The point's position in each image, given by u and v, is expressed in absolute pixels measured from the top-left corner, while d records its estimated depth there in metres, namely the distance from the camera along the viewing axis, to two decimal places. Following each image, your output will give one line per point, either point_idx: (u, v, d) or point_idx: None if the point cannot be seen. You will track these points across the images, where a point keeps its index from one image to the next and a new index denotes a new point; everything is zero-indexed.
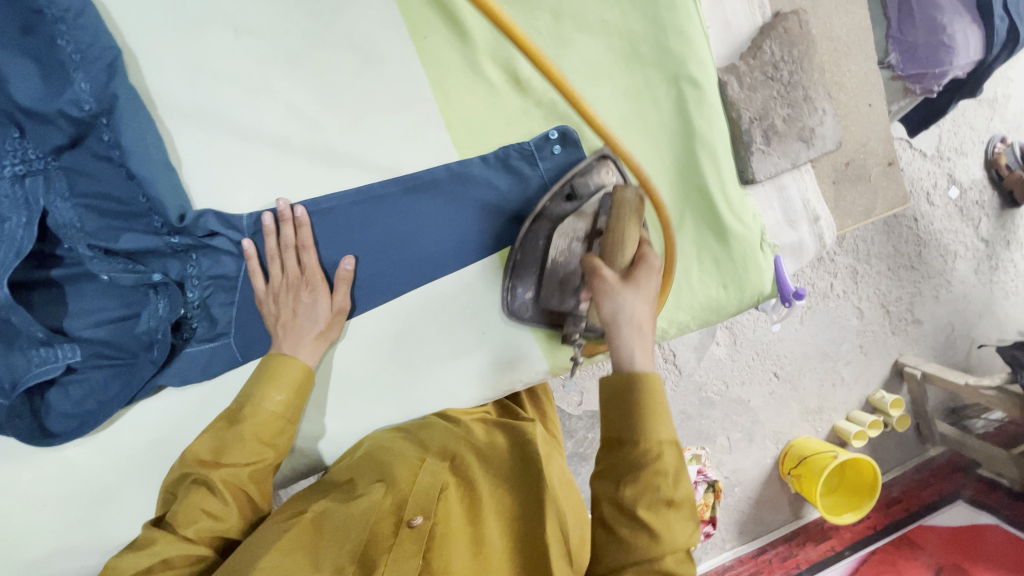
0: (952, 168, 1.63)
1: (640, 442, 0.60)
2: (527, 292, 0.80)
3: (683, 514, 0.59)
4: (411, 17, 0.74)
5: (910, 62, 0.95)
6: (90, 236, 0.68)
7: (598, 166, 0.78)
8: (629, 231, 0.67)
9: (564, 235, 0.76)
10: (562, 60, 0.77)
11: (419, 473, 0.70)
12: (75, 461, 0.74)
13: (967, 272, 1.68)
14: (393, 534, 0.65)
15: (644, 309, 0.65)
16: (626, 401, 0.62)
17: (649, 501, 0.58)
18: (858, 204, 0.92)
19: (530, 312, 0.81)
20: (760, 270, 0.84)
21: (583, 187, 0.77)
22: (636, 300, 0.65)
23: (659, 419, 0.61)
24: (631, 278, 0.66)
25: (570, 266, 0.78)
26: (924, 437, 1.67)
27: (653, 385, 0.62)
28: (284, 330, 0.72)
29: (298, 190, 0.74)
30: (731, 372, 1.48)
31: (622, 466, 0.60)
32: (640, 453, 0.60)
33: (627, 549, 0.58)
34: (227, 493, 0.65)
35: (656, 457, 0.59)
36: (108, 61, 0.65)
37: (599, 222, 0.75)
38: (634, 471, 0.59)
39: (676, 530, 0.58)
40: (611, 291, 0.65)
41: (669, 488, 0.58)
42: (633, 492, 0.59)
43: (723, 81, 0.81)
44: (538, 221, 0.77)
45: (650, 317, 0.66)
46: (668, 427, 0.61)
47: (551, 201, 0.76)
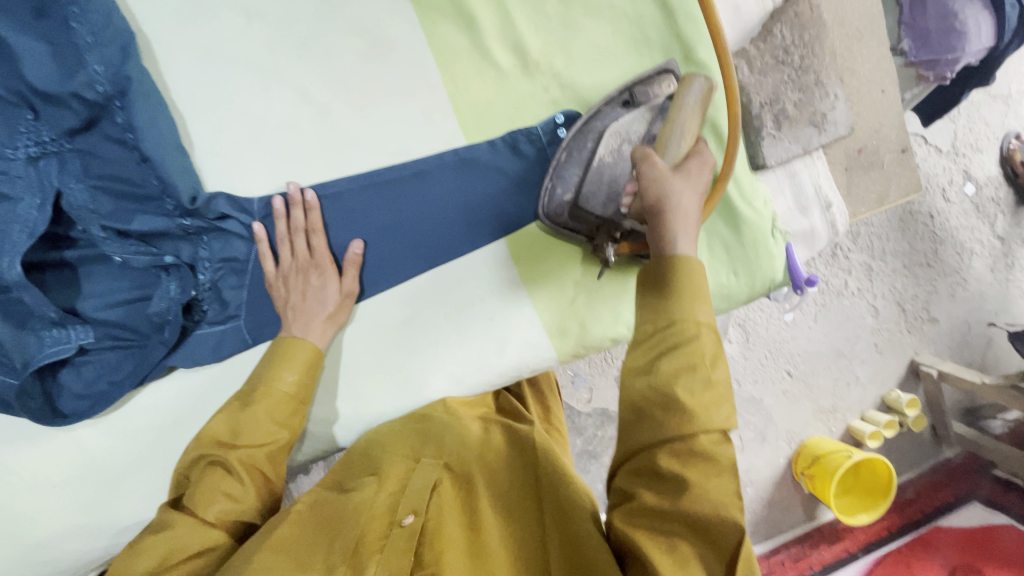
0: (968, 164, 1.61)
1: (676, 318, 0.53)
2: (568, 193, 0.76)
3: (720, 397, 0.51)
4: (419, 3, 0.75)
5: (923, 49, 0.95)
6: (103, 218, 0.69)
7: (661, 78, 0.76)
8: (688, 123, 0.67)
9: (617, 134, 0.74)
10: (570, 45, 0.77)
11: (411, 474, 0.69)
12: (88, 444, 0.75)
13: (984, 270, 1.65)
14: (385, 534, 0.63)
15: (692, 199, 0.61)
16: (659, 276, 0.56)
17: (685, 379, 0.50)
18: (871, 192, 0.90)
19: (566, 216, 0.76)
20: (770, 257, 0.83)
21: (642, 94, 0.75)
22: (684, 188, 0.61)
23: (697, 297, 0.54)
24: (681, 170, 0.63)
25: (618, 168, 0.74)
26: (940, 437, 1.64)
27: (692, 266, 0.55)
28: (294, 312, 0.73)
29: (307, 174, 0.75)
30: (744, 370, 1.47)
31: (657, 341, 0.53)
32: (677, 328, 0.53)
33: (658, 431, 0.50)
34: (244, 474, 0.65)
35: (695, 334, 0.52)
36: (122, 45, 0.67)
37: (655, 127, 0.73)
38: (670, 347, 0.52)
39: (713, 413, 0.50)
40: (659, 176, 0.61)
41: (707, 368, 0.51)
42: (671, 365, 0.51)
43: (734, 65, 0.81)
44: (592, 121, 0.76)
45: (697, 211, 0.61)
46: (709, 311, 0.54)
47: (607, 104, 0.76)
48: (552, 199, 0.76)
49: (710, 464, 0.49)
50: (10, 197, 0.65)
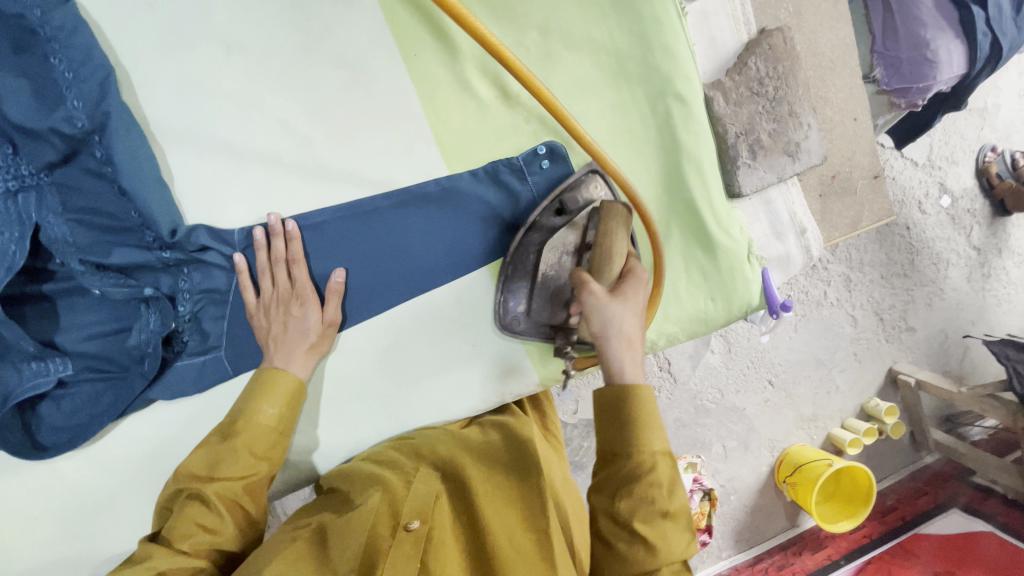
0: (944, 177, 1.64)
1: (634, 454, 0.59)
2: (519, 305, 0.80)
3: (678, 525, 0.58)
4: (400, 34, 0.75)
5: (895, 77, 0.96)
6: (81, 251, 0.69)
7: (586, 180, 0.78)
8: (617, 242, 0.68)
9: (554, 249, 0.77)
10: (550, 77, 0.78)
11: (410, 483, 0.70)
12: (64, 474, 0.74)
13: (960, 280, 1.69)
14: (392, 537, 0.64)
15: (633, 322, 0.64)
16: (618, 416, 0.61)
17: (643, 516, 0.57)
18: (845, 216, 0.93)
19: (522, 323, 0.81)
20: (747, 282, 0.85)
21: (572, 201, 0.77)
22: (624, 313, 0.64)
23: (651, 427, 0.60)
24: (619, 292, 0.66)
25: (562, 279, 0.79)
26: (919, 444, 1.68)
27: (645, 397, 0.61)
28: (275, 344, 0.73)
29: (288, 205, 0.75)
30: (726, 381, 1.49)
31: (615, 480, 0.59)
32: (634, 465, 0.58)
33: (623, 562, 0.57)
34: (221, 506, 0.65)
35: (652, 467, 0.58)
36: (101, 79, 0.66)
37: (588, 236, 0.77)
38: (630, 482, 0.58)
39: (672, 543, 0.56)
40: (599, 305, 0.64)
41: (664, 500, 0.57)
42: (629, 504, 0.57)
43: (710, 96, 0.83)
44: (528, 234, 0.77)
45: (640, 331, 0.65)
46: (662, 436, 0.59)
47: (541, 215, 0.77)
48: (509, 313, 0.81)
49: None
50: None
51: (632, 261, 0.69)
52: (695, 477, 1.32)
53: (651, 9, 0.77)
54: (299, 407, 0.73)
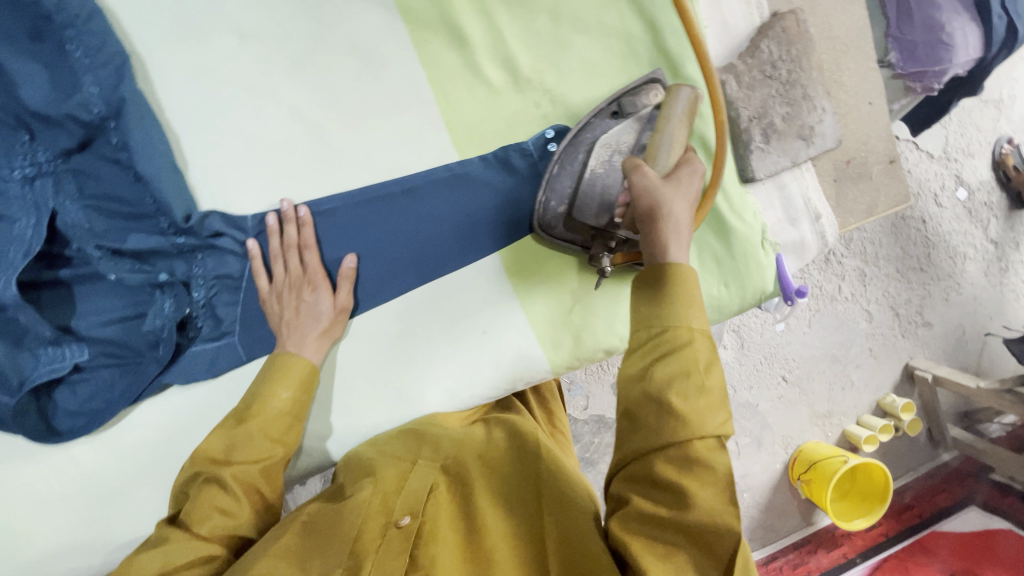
0: (960, 169, 1.62)
1: (672, 324, 0.56)
2: (561, 207, 0.75)
3: (714, 403, 0.54)
4: (411, 21, 0.75)
5: (910, 61, 0.95)
6: (98, 237, 0.70)
7: (647, 87, 0.76)
8: (676, 130, 0.67)
9: (607, 146, 0.74)
10: (560, 61, 0.78)
11: (405, 480, 0.70)
12: (81, 460, 0.75)
13: (977, 274, 1.66)
14: (381, 536, 0.64)
15: (686, 208, 0.61)
16: (657, 290, 0.58)
17: (680, 387, 0.53)
18: (860, 202, 0.91)
19: (561, 227, 0.76)
20: (761, 268, 0.84)
21: (630, 104, 0.75)
22: (676, 198, 0.61)
23: (692, 305, 0.57)
24: (673, 179, 0.63)
25: (610, 180, 0.74)
26: (937, 442, 1.64)
27: (683, 275, 0.58)
28: (288, 329, 0.73)
29: (300, 191, 0.75)
30: (738, 376, 1.48)
31: (653, 351, 0.56)
32: (672, 334, 0.56)
33: (653, 432, 0.53)
34: (237, 490, 0.65)
35: (689, 340, 0.55)
36: (116, 66, 0.67)
37: (644, 137, 0.73)
38: (668, 351, 0.55)
39: (706, 418, 0.53)
40: (650, 189, 0.61)
41: (700, 374, 0.54)
42: (665, 371, 0.54)
43: (720, 81, 0.82)
44: (582, 134, 0.76)
45: (690, 220, 0.61)
46: (700, 313, 0.57)
47: (596, 116, 0.76)
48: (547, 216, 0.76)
49: (704, 465, 0.51)
50: (6, 217, 0.65)
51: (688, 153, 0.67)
52: None
53: None
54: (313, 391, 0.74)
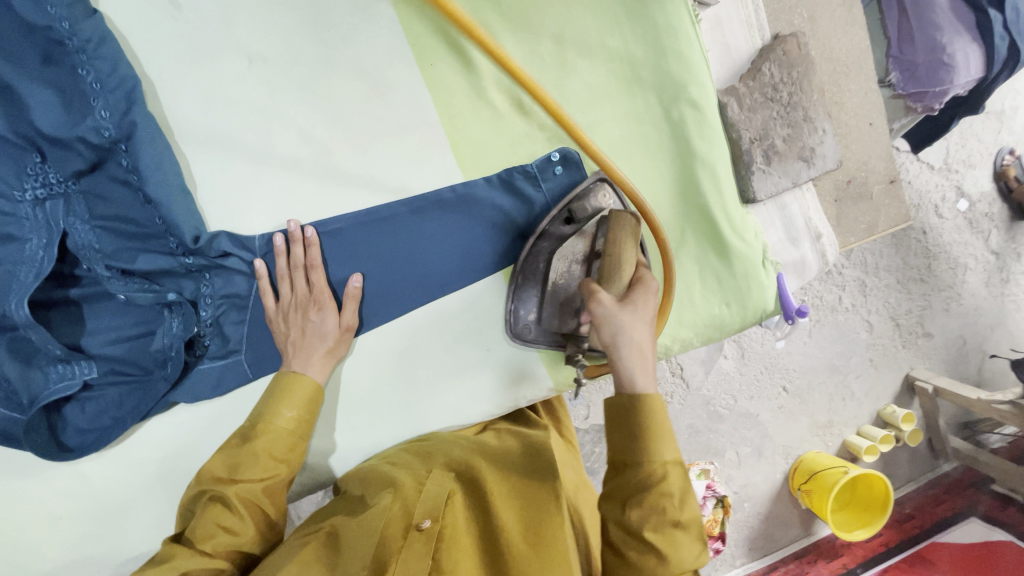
0: (960, 181, 1.63)
1: (647, 464, 0.60)
2: (530, 313, 0.81)
3: (689, 535, 0.59)
4: (417, 44, 0.76)
5: (910, 81, 0.96)
6: (108, 257, 0.71)
7: (593, 189, 0.79)
8: (626, 251, 0.68)
9: (564, 258, 0.78)
10: (564, 84, 0.79)
11: (422, 486, 0.70)
12: (88, 475, 0.76)
13: (978, 285, 1.67)
14: (403, 537, 0.64)
15: (643, 332, 0.65)
16: (631, 425, 0.62)
17: (656, 526, 0.58)
18: (861, 221, 0.92)
19: (533, 332, 0.82)
20: (762, 287, 0.85)
21: (581, 209, 0.78)
22: (635, 323, 0.64)
23: (661, 440, 0.61)
24: (628, 301, 0.66)
25: (571, 288, 0.80)
26: (937, 452, 1.66)
27: (657, 402, 0.62)
28: (294, 347, 0.74)
29: (307, 212, 0.76)
30: (739, 387, 1.48)
31: (629, 487, 0.61)
32: (646, 475, 0.60)
33: (637, 571, 0.59)
34: (242, 509, 0.66)
35: (664, 477, 0.59)
36: (127, 90, 0.68)
37: (597, 244, 0.78)
38: (643, 491, 0.60)
39: (683, 551, 0.58)
40: (610, 315, 0.64)
41: (675, 510, 0.59)
42: (640, 513, 0.59)
43: (723, 103, 0.83)
44: (539, 243, 0.78)
45: (650, 341, 0.65)
46: (672, 446, 0.61)
47: (551, 223, 0.78)
48: (519, 326, 0.81)
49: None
50: (18, 237, 0.67)
51: (640, 267, 0.70)
52: (708, 483, 1.31)
53: (665, 17, 0.78)
54: (318, 410, 0.74)
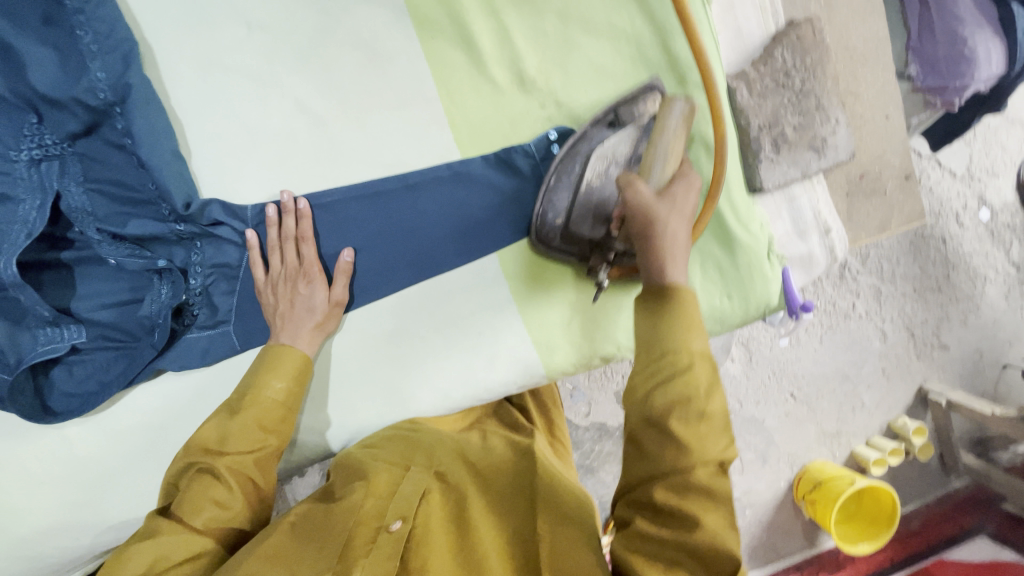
0: (983, 189, 1.58)
1: (671, 351, 0.54)
2: (558, 218, 0.75)
3: (716, 428, 0.52)
4: (418, 18, 0.75)
5: (931, 75, 0.93)
6: (100, 221, 0.71)
7: (644, 96, 0.76)
8: (672, 145, 0.67)
9: (603, 156, 0.73)
10: (567, 63, 0.77)
11: (397, 487, 0.68)
12: (75, 441, 0.76)
13: (998, 297, 1.61)
14: (371, 539, 0.62)
15: (682, 223, 0.62)
16: (656, 314, 0.56)
17: (678, 415, 0.51)
18: (872, 218, 0.89)
19: (558, 240, 0.76)
20: (766, 282, 0.82)
21: (627, 116, 0.76)
22: (671, 215, 0.61)
23: (691, 328, 0.55)
24: (669, 194, 0.63)
25: (606, 192, 0.74)
26: (948, 468, 1.60)
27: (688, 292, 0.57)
28: (283, 320, 0.73)
29: (301, 184, 0.75)
30: (745, 391, 1.45)
31: (650, 376, 0.54)
32: (671, 362, 0.53)
33: (656, 465, 0.51)
34: (232, 481, 0.65)
35: (689, 366, 0.53)
36: (124, 52, 0.68)
37: (640, 149, 0.74)
38: (666, 380, 0.53)
39: (709, 444, 0.51)
40: (646, 205, 0.62)
41: (700, 401, 0.51)
42: (665, 399, 0.52)
43: (733, 87, 0.80)
44: (579, 144, 0.75)
45: (687, 236, 0.62)
46: (701, 335, 0.54)
47: (593, 126, 0.75)
48: (543, 227, 0.75)
49: (706, 494, 0.50)
50: (11, 197, 0.66)
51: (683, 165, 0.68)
52: None
53: None
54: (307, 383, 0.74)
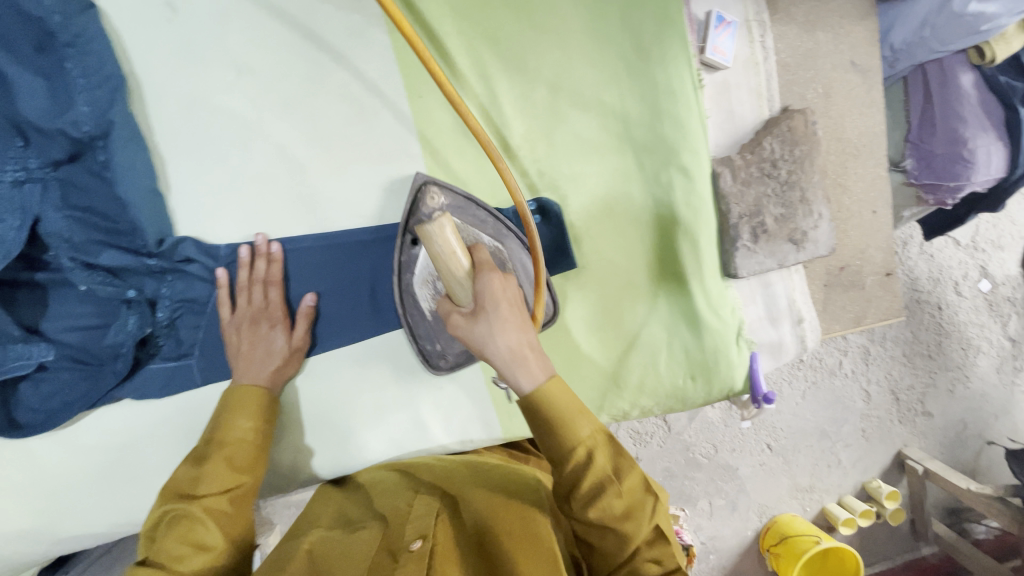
0: (986, 261, 1.55)
1: (567, 458, 0.54)
2: (434, 345, 0.78)
3: (638, 497, 0.55)
4: (408, 75, 0.76)
5: (926, 171, 0.91)
6: (75, 248, 0.70)
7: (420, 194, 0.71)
8: (444, 247, 0.58)
9: (424, 284, 0.74)
10: (553, 134, 0.77)
11: (411, 510, 0.65)
12: (28, 455, 0.76)
13: (989, 369, 1.58)
14: (392, 561, 0.56)
15: (504, 334, 0.54)
16: (536, 428, 0.55)
17: (607, 510, 0.53)
18: (848, 310, 0.90)
19: (449, 360, 0.79)
20: (731, 366, 0.82)
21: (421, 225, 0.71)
22: (489, 331, 0.54)
23: (571, 418, 0.54)
24: (478, 307, 0.56)
25: None
26: (918, 534, 1.57)
27: (549, 393, 0.54)
28: (242, 361, 0.73)
29: (277, 228, 0.76)
30: (722, 437, 1.44)
31: (565, 484, 0.54)
32: (574, 470, 0.53)
33: (603, 554, 0.54)
34: (213, 521, 0.61)
35: (589, 459, 0.53)
36: (112, 88, 0.69)
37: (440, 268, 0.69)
38: (576, 484, 0.53)
39: (639, 516, 0.54)
40: (464, 336, 0.57)
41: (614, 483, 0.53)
42: (588, 497, 0.53)
43: (717, 172, 0.79)
44: (402, 278, 0.74)
45: (520, 337, 0.54)
46: (587, 418, 0.55)
47: (401, 253, 0.73)
48: (428, 357, 0.79)
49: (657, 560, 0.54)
50: None
51: (479, 260, 0.58)
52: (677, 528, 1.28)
53: (666, 78, 0.75)
54: (273, 420, 0.72)
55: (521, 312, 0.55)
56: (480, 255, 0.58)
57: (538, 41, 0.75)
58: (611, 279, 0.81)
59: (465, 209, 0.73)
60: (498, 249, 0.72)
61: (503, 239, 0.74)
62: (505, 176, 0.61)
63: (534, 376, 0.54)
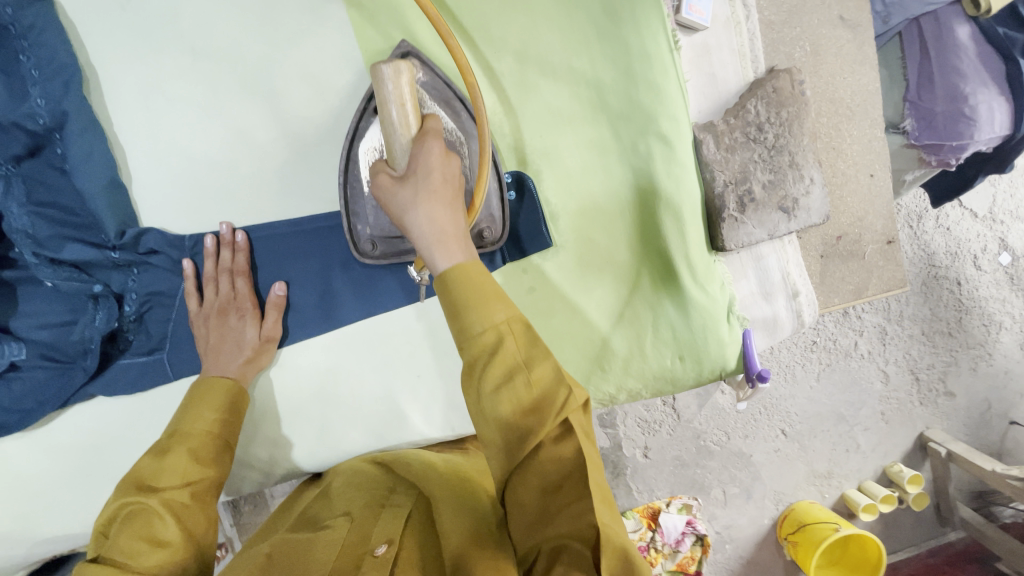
0: (1005, 233, 1.47)
1: (475, 338, 0.48)
2: (366, 228, 0.72)
3: (553, 395, 0.46)
4: (370, 50, 0.73)
5: (926, 132, 0.85)
6: (38, 244, 0.68)
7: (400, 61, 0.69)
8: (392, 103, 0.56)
9: (370, 152, 0.69)
10: (523, 105, 0.74)
11: (381, 510, 0.63)
12: (8, 453, 0.75)
13: (1012, 346, 1.50)
14: (355, 564, 0.54)
15: (425, 205, 0.52)
16: (447, 309, 0.50)
17: (515, 398, 0.46)
18: (848, 282, 0.85)
19: (377, 249, 0.73)
20: (722, 345, 0.78)
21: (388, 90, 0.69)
22: (411, 197, 0.53)
23: (486, 299, 0.48)
24: (407, 173, 0.54)
25: None
26: (944, 518, 1.50)
27: (460, 266, 0.50)
28: (211, 353, 0.71)
29: (244, 215, 0.74)
30: (734, 424, 1.37)
31: (473, 370, 0.48)
32: (482, 351, 0.47)
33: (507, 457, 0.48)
34: (172, 515, 0.59)
35: (498, 341, 0.47)
36: (66, 78, 0.67)
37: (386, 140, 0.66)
38: (482, 367, 0.47)
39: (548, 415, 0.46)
40: (388, 196, 0.55)
41: (524, 370, 0.47)
42: (494, 383, 0.47)
43: (699, 139, 0.75)
44: (353, 147, 0.70)
45: (440, 212, 0.52)
46: (502, 302, 0.48)
47: (361, 120, 0.70)
48: (358, 239, 0.73)
49: (562, 463, 0.46)
50: None
51: (425, 127, 0.56)
52: (689, 520, 1.31)
53: (639, 39, 0.71)
54: (240, 415, 0.70)
55: (450, 192, 0.53)
56: (429, 124, 0.56)
57: (502, 9, 0.72)
58: (596, 242, 0.77)
59: (437, 91, 0.70)
60: (456, 138, 0.69)
61: (464, 129, 0.70)
62: (452, 45, 0.57)
63: (451, 256, 0.51)
